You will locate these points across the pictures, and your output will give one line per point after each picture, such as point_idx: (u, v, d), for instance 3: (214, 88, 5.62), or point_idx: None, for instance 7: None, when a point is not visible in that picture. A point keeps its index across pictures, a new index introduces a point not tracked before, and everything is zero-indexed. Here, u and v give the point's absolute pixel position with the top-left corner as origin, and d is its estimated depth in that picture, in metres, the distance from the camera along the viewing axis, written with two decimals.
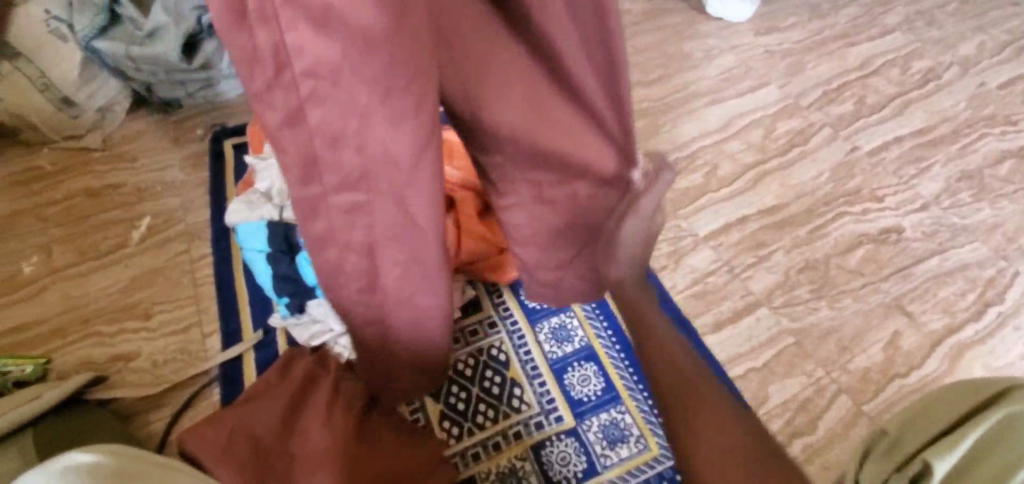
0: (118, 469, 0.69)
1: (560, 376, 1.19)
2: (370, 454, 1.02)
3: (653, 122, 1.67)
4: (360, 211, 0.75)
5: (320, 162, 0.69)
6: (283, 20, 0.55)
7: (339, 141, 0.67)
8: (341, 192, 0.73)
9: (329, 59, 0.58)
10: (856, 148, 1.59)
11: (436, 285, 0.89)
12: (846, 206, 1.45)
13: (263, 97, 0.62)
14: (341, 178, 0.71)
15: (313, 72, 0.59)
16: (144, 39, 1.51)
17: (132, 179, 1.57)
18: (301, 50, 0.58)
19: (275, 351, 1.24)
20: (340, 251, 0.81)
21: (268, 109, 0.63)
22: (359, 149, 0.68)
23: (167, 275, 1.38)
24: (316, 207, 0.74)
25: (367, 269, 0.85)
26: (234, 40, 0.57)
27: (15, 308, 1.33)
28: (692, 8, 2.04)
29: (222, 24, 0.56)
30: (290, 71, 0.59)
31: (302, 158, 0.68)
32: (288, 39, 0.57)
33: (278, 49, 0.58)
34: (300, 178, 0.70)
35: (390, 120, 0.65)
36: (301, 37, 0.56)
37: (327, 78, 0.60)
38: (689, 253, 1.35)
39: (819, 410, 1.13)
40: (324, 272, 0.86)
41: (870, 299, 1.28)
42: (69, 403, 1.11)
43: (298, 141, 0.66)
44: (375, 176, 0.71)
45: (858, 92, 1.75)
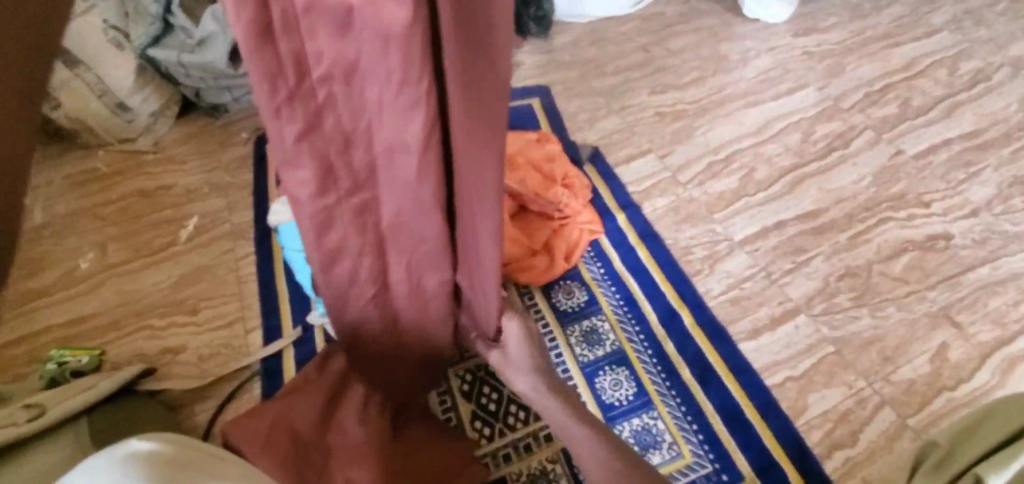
0: (173, 456, 0.66)
1: (591, 379, 1.18)
2: (407, 453, 1.06)
3: (687, 125, 1.66)
4: (369, 210, 0.86)
5: (337, 165, 0.80)
6: (303, 27, 0.66)
7: (351, 141, 0.78)
8: (353, 195, 0.84)
9: (347, 61, 0.70)
10: (901, 152, 1.54)
11: (439, 270, 0.95)
12: (890, 211, 1.41)
13: (284, 108, 0.72)
14: (354, 179, 0.82)
15: (329, 74, 0.71)
16: (195, 46, 1.60)
17: (181, 181, 1.65)
18: (319, 54, 0.69)
19: (313, 348, 1.29)
20: (353, 261, 0.92)
21: (289, 122, 0.73)
22: (369, 147, 0.79)
23: (212, 273, 1.44)
24: (331, 213, 0.84)
25: (377, 271, 0.95)
26: (258, 54, 0.67)
27: (74, 302, 1.42)
28: (727, 10, 2.01)
29: (246, 42, 0.66)
30: (312, 77, 0.71)
31: (321, 164, 0.79)
32: (310, 47, 0.68)
33: (299, 56, 0.69)
34: (318, 186, 0.80)
35: (397, 117, 0.74)
36: (322, 43, 0.68)
37: (343, 79, 0.71)
38: (724, 258, 1.34)
39: (861, 421, 1.10)
40: (337, 287, 0.96)
41: (915, 308, 1.23)
42: (122, 393, 1.16)
43: (317, 146, 0.77)
44: (383, 174, 0.81)
45: (902, 94, 1.70)
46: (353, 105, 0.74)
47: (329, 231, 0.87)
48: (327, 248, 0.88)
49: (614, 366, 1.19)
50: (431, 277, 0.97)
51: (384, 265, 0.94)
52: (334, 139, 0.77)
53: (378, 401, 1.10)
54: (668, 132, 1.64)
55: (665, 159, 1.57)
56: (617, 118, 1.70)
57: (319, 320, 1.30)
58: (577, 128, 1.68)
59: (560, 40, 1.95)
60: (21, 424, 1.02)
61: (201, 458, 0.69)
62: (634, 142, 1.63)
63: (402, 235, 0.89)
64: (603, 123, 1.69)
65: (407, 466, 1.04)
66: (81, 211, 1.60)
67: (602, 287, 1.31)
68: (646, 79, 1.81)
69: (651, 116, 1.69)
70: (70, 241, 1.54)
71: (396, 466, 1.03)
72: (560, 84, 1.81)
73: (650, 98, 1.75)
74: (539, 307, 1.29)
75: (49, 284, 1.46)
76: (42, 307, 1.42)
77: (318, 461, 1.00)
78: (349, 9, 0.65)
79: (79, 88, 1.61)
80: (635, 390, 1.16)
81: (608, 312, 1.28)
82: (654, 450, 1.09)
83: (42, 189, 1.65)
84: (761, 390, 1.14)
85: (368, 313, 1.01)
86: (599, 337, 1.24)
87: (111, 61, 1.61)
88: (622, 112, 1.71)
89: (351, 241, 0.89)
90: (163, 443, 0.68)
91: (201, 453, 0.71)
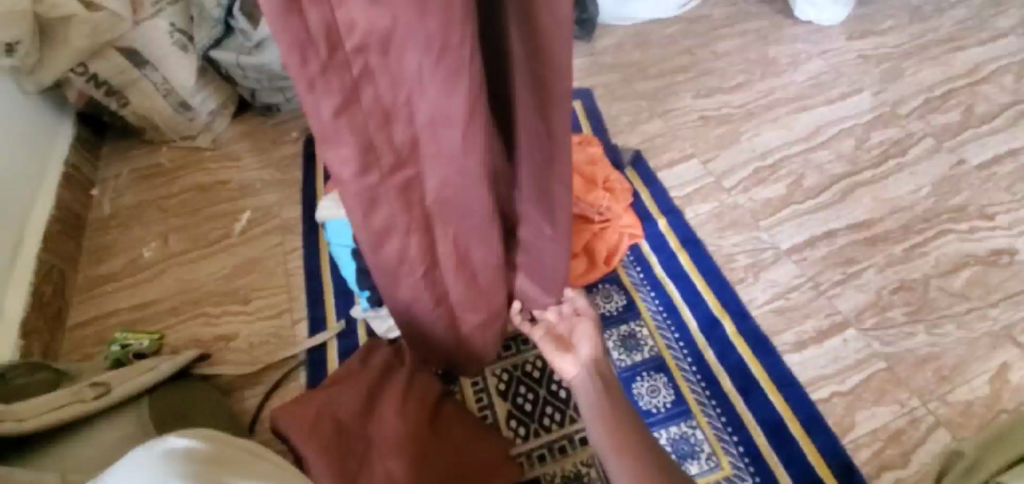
0: (210, 452, 0.70)
1: (628, 385, 1.17)
2: (442, 446, 1.06)
3: (733, 130, 1.62)
4: (414, 185, 0.86)
5: (377, 142, 0.79)
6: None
7: (391, 114, 0.77)
8: (396, 171, 0.83)
9: (380, 27, 0.69)
10: (963, 161, 1.46)
11: (489, 237, 0.95)
12: (949, 223, 1.34)
13: (319, 82, 0.70)
14: (397, 155, 0.81)
15: (364, 44, 0.70)
16: (253, 49, 1.69)
17: (236, 176, 1.73)
18: (352, 22, 0.68)
19: (356, 341, 1.33)
20: (402, 238, 0.92)
21: (323, 99, 0.72)
22: (411, 119, 0.78)
23: (264, 265, 1.51)
24: (375, 194, 0.84)
25: (425, 249, 0.95)
26: (286, 28, 0.66)
27: (138, 287, 1.51)
28: (777, 12, 1.96)
29: (274, 14, 0.65)
30: (343, 50, 0.70)
31: (362, 141, 0.77)
32: (339, 16, 0.67)
33: (331, 27, 0.68)
34: (360, 166, 0.80)
35: (440, 81, 0.73)
36: (352, 11, 0.67)
37: (378, 48, 0.70)
38: (769, 267, 1.30)
39: (913, 442, 1.05)
40: (385, 268, 0.97)
41: (975, 327, 1.17)
42: (180, 376, 1.22)
43: (356, 123, 0.76)
44: (427, 143, 0.81)
45: (966, 100, 1.61)
46: (392, 75, 0.73)
47: (376, 211, 0.87)
48: (375, 228, 0.89)
49: (652, 372, 1.18)
50: (478, 248, 0.96)
51: (432, 241, 0.94)
52: (374, 113, 0.76)
53: (417, 395, 1.12)
54: (713, 137, 1.61)
55: (709, 164, 1.54)
56: (660, 122, 1.68)
57: (361, 314, 1.34)
58: (619, 131, 1.67)
59: (604, 43, 1.94)
60: (88, 400, 1.06)
61: (236, 455, 0.73)
62: (677, 146, 1.61)
63: (451, 209, 0.89)
64: (645, 127, 1.67)
65: (445, 457, 1.05)
66: (145, 203, 1.70)
67: (642, 292, 1.30)
68: (691, 82, 1.78)
69: (695, 120, 1.67)
70: (135, 230, 1.64)
71: (435, 458, 1.04)
72: (603, 87, 1.80)
73: (694, 102, 1.72)
74: None
75: (116, 271, 1.56)
76: (109, 291, 1.52)
77: (360, 451, 1.03)
78: None
79: (146, 89, 1.69)
80: (674, 398, 1.15)
81: (647, 317, 1.27)
82: (692, 460, 1.08)
83: (112, 182, 1.77)
84: (804, 404, 1.11)
85: (418, 292, 1.00)
86: (637, 342, 1.23)
87: (176, 62, 1.69)
88: (665, 116, 1.69)
89: (398, 220, 0.89)
90: (200, 440, 0.72)
91: (236, 449, 0.75)
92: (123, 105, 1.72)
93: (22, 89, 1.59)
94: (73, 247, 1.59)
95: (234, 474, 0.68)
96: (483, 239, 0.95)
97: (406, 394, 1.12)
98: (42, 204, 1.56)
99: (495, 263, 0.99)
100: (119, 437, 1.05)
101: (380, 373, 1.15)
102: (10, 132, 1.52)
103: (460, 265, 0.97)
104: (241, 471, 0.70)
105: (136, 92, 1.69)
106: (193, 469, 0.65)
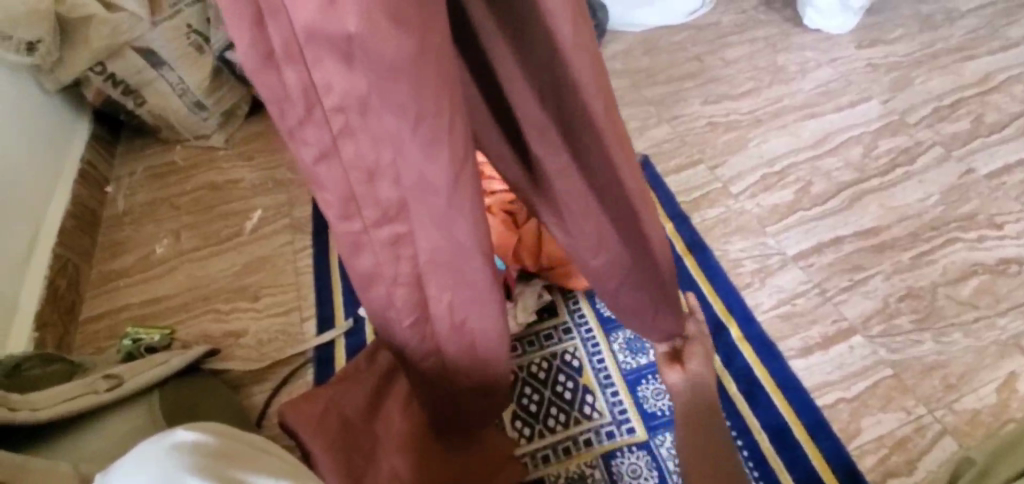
0: (215, 450, 0.70)
1: (633, 387, 1.18)
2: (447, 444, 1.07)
3: (742, 136, 1.63)
4: (403, 242, 0.73)
5: (359, 196, 0.69)
6: (307, 55, 0.56)
7: (375, 172, 0.66)
8: (381, 226, 0.71)
9: (357, 92, 0.58)
10: (972, 170, 1.46)
11: (489, 308, 0.81)
12: (958, 231, 1.34)
13: (296, 132, 0.62)
14: (383, 212, 0.70)
15: (342, 106, 0.60)
16: None
17: (249, 176, 1.76)
18: (328, 85, 0.58)
19: (364, 339, 1.34)
20: (389, 287, 0.79)
21: (302, 146, 0.64)
22: (397, 181, 0.67)
23: (273, 263, 1.53)
24: (358, 242, 0.73)
25: (417, 302, 0.82)
26: (263, 80, 0.58)
27: (150, 283, 1.54)
28: (787, 20, 1.97)
29: (250, 66, 0.57)
30: (321, 108, 0.60)
31: (343, 191, 0.68)
32: (314, 76, 0.57)
33: (307, 86, 0.58)
34: (341, 213, 0.70)
35: (423, 148, 0.63)
36: (328, 73, 0.57)
37: (357, 109, 0.60)
38: (776, 273, 1.31)
39: (919, 450, 1.05)
40: (374, 310, 0.84)
41: (983, 336, 1.16)
42: (189, 370, 1.24)
43: (336, 172, 0.66)
44: (412, 206, 0.69)
45: (975, 109, 1.61)
46: (373, 134, 0.62)
47: (361, 256, 0.75)
48: (359, 272, 0.77)
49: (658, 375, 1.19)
50: (479, 319, 0.82)
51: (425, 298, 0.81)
52: (356, 169, 0.65)
53: None
54: (721, 143, 1.62)
55: (717, 169, 1.55)
56: (668, 127, 1.69)
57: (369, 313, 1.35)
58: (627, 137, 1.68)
59: (613, 49, 1.96)
60: (101, 392, 1.08)
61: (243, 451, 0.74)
62: (684, 151, 1.61)
63: (446, 275, 0.76)
64: (653, 132, 1.68)
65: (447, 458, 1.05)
66: (159, 201, 1.73)
67: None
68: (699, 89, 1.79)
69: (703, 127, 1.68)
70: (148, 227, 1.67)
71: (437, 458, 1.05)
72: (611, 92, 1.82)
73: (702, 108, 1.73)
74: (583, 311, 1.30)
75: (128, 267, 1.58)
76: (122, 286, 1.54)
77: (365, 448, 1.04)
78: (349, 32, 0.53)
79: (161, 88, 1.72)
80: None
81: None
82: None
83: (126, 179, 1.80)
84: (809, 408, 1.11)
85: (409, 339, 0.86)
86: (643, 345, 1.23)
87: (192, 63, 1.72)
88: (673, 122, 1.70)
89: (386, 269, 0.76)
90: (205, 436, 0.72)
91: (243, 445, 0.75)
92: (139, 105, 1.75)
93: (42, 87, 1.62)
94: (87, 243, 1.62)
95: (241, 468, 0.69)
96: (480, 307, 0.80)
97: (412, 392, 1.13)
98: (58, 199, 1.59)
99: (501, 335, 0.86)
100: (130, 428, 1.06)
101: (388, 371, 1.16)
102: (29, 129, 1.56)
103: (456, 331, 0.84)
104: (248, 465, 0.70)
105: (152, 91, 1.73)
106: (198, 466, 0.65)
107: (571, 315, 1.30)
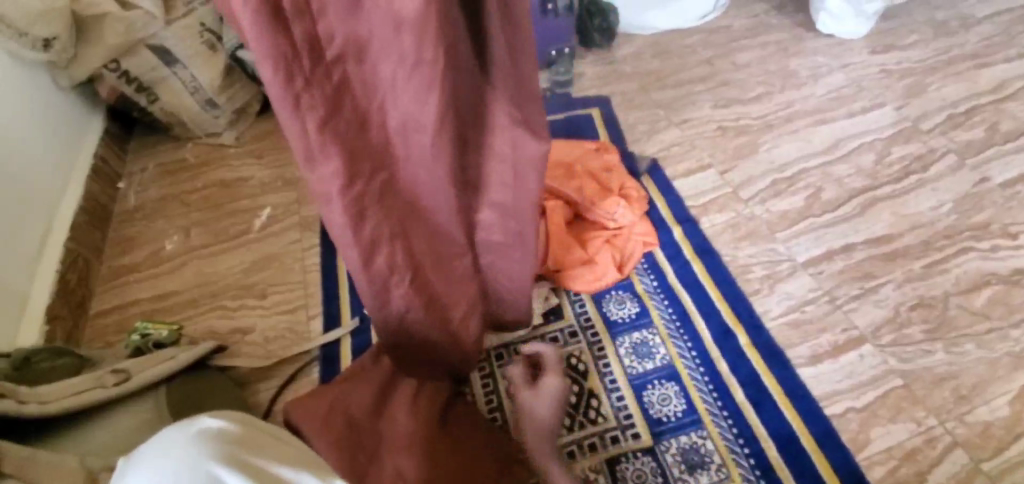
0: (239, 438, 0.71)
1: (639, 392, 1.17)
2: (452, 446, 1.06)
3: (752, 140, 1.62)
4: (392, 190, 0.90)
5: (359, 151, 0.83)
6: (313, 7, 0.71)
7: (370, 122, 0.82)
8: (376, 177, 0.87)
9: (357, 38, 0.75)
10: (986, 179, 1.44)
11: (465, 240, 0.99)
12: (971, 240, 1.32)
13: (303, 95, 0.75)
14: (377, 161, 0.86)
15: (343, 54, 0.75)
16: None
17: (258, 174, 1.77)
18: (331, 34, 0.73)
19: (370, 338, 1.34)
20: (390, 249, 0.92)
21: (308, 112, 0.76)
22: (387, 124, 0.84)
23: (281, 261, 1.54)
24: (362, 208, 0.87)
25: (412, 258, 0.96)
26: (271, 38, 0.70)
27: (159, 279, 1.55)
28: (799, 25, 1.95)
29: (257, 25, 0.69)
30: (324, 61, 0.75)
31: (347, 150, 0.81)
32: (320, 28, 0.73)
33: (312, 37, 0.73)
34: (345, 175, 0.83)
35: (417, 96, 0.79)
36: (330, 23, 0.73)
37: (356, 57, 0.76)
38: (785, 280, 1.29)
39: (929, 462, 1.03)
40: (374, 287, 0.96)
41: (996, 347, 1.14)
42: (197, 366, 1.24)
43: (339, 132, 0.80)
44: (400, 146, 0.86)
45: (990, 117, 1.59)
46: (369, 83, 0.79)
47: (363, 224, 0.89)
48: (364, 240, 0.89)
49: (664, 381, 1.18)
50: (456, 249, 1.00)
51: (415, 248, 0.96)
52: (356, 122, 0.81)
53: (427, 393, 1.13)
54: (730, 147, 1.61)
55: (726, 174, 1.54)
56: (677, 131, 1.68)
57: None
58: (636, 140, 1.68)
59: (623, 51, 1.95)
60: (108, 386, 1.09)
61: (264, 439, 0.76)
62: (694, 156, 1.61)
63: (427, 210, 0.94)
64: (662, 136, 1.68)
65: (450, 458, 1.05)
66: (170, 197, 1.75)
67: (654, 300, 1.30)
68: (709, 93, 1.78)
69: (713, 131, 1.67)
70: (158, 223, 1.69)
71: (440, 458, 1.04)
72: (621, 95, 1.81)
73: (712, 112, 1.72)
74: (589, 314, 1.29)
75: (138, 262, 1.60)
76: (131, 281, 1.56)
77: (369, 446, 1.04)
78: None
79: (174, 86, 1.74)
80: (685, 407, 1.14)
81: (660, 325, 1.26)
82: (701, 471, 1.07)
83: (138, 175, 1.82)
84: (817, 416, 1.10)
85: (409, 302, 0.99)
86: (649, 350, 1.23)
87: (205, 61, 1.74)
88: (682, 125, 1.70)
89: (383, 230, 0.91)
90: (234, 422, 0.74)
91: (264, 435, 0.76)
92: (152, 102, 1.76)
93: (57, 83, 1.64)
94: (99, 238, 1.64)
95: (263, 458, 0.70)
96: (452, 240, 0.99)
97: (417, 392, 1.13)
98: (70, 194, 1.61)
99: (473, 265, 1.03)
100: (137, 424, 1.07)
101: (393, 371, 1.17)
102: (44, 124, 1.58)
103: (438, 266, 1.01)
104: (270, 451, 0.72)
105: (165, 89, 1.74)
106: (226, 448, 0.67)
107: (577, 319, 1.29)
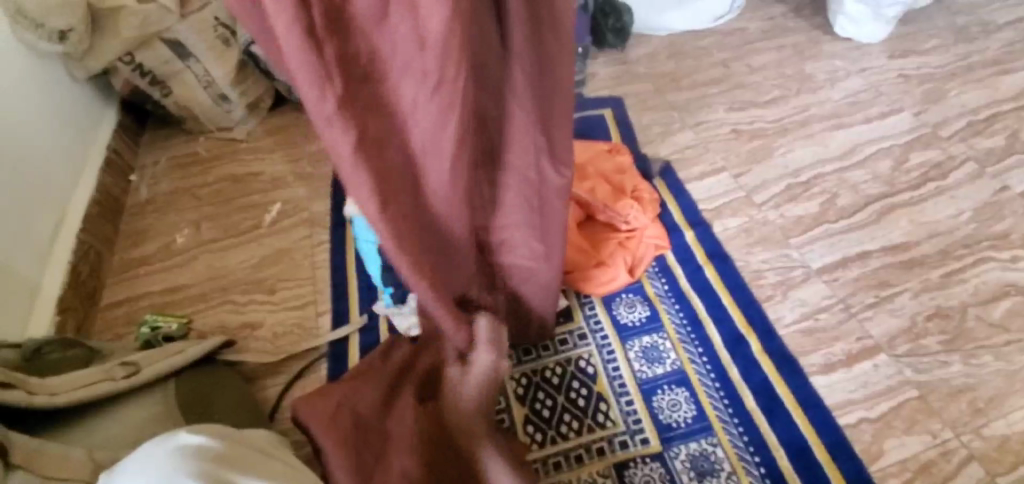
0: (220, 454, 0.73)
1: (648, 397, 1.16)
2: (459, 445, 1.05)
3: (767, 144, 1.60)
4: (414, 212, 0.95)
5: (383, 169, 0.88)
6: (343, 27, 0.77)
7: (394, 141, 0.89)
8: (400, 201, 0.91)
9: (382, 56, 0.81)
10: (1007, 187, 1.41)
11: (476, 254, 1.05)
12: (990, 250, 1.29)
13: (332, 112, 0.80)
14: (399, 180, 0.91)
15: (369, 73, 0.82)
16: None
17: (269, 169, 1.77)
18: (360, 52, 0.80)
19: (378, 336, 1.33)
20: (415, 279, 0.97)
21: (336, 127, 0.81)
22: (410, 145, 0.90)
23: (291, 256, 1.54)
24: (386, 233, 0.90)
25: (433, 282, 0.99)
26: (305, 54, 0.75)
27: (170, 272, 1.55)
28: (816, 28, 1.93)
29: (293, 43, 0.74)
30: (351, 79, 0.80)
31: (371, 172, 0.86)
32: (348, 47, 0.79)
33: (343, 54, 0.79)
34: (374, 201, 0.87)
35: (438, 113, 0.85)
36: (359, 43, 0.79)
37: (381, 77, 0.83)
38: (798, 286, 1.28)
39: (944, 475, 1.01)
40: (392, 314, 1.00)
41: (1015, 360, 1.12)
42: (205, 361, 1.25)
43: (365, 151, 0.84)
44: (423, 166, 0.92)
45: (1012, 124, 1.56)
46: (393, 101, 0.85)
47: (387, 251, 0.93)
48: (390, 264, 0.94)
49: (673, 386, 1.17)
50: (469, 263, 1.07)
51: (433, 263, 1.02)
52: (381, 139, 0.86)
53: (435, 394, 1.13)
54: (745, 151, 1.59)
55: (740, 178, 1.53)
56: (691, 133, 1.67)
57: (383, 310, 1.34)
58: (649, 142, 1.66)
59: (637, 52, 1.94)
60: (117, 379, 1.09)
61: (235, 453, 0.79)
62: (707, 159, 1.59)
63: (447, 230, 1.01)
64: (675, 138, 1.66)
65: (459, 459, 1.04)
66: (181, 191, 1.76)
67: (665, 303, 1.29)
68: (724, 95, 1.77)
69: (728, 134, 1.65)
70: (169, 216, 1.69)
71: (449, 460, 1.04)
72: (634, 96, 1.80)
73: (727, 115, 1.70)
74: (599, 317, 1.28)
75: (149, 255, 1.60)
76: (142, 274, 1.56)
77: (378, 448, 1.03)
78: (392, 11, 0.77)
79: (187, 80, 1.75)
80: (694, 413, 1.13)
81: (670, 330, 1.25)
82: (711, 478, 1.06)
83: (150, 168, 1.83)
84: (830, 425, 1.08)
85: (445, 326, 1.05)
86: (659, 355, 1.22)
87: (218, 56, 1.74)
88: (696, 128, 1.68)
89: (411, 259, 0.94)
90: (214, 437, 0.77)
91: (245, 449, 0.78)
92: (165, 95, 1.77)
93: (72, 75, 1.65)
94: (110, 230, 1.64)
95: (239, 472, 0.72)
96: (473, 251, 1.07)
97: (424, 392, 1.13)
98: (82, 186, 1.62)
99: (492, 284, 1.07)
100: (144, 416, 1.07)
101: (400, 370, 1.17)
102: (58, 115, 1.58)
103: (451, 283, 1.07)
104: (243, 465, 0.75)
105: (178, 83, 1.75)
106: (198, 463, 0.69)
107: (587, 321, 1.28)
